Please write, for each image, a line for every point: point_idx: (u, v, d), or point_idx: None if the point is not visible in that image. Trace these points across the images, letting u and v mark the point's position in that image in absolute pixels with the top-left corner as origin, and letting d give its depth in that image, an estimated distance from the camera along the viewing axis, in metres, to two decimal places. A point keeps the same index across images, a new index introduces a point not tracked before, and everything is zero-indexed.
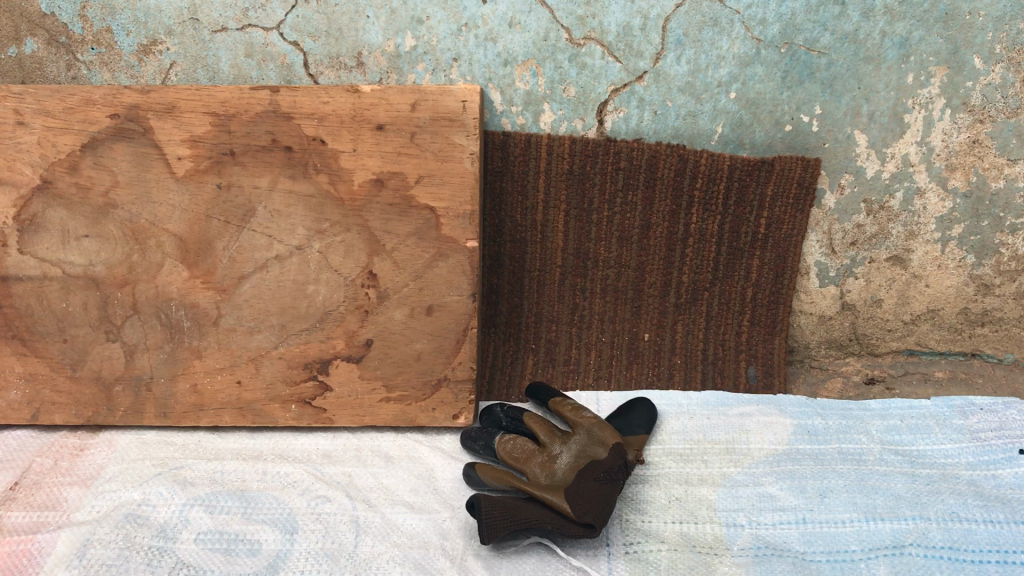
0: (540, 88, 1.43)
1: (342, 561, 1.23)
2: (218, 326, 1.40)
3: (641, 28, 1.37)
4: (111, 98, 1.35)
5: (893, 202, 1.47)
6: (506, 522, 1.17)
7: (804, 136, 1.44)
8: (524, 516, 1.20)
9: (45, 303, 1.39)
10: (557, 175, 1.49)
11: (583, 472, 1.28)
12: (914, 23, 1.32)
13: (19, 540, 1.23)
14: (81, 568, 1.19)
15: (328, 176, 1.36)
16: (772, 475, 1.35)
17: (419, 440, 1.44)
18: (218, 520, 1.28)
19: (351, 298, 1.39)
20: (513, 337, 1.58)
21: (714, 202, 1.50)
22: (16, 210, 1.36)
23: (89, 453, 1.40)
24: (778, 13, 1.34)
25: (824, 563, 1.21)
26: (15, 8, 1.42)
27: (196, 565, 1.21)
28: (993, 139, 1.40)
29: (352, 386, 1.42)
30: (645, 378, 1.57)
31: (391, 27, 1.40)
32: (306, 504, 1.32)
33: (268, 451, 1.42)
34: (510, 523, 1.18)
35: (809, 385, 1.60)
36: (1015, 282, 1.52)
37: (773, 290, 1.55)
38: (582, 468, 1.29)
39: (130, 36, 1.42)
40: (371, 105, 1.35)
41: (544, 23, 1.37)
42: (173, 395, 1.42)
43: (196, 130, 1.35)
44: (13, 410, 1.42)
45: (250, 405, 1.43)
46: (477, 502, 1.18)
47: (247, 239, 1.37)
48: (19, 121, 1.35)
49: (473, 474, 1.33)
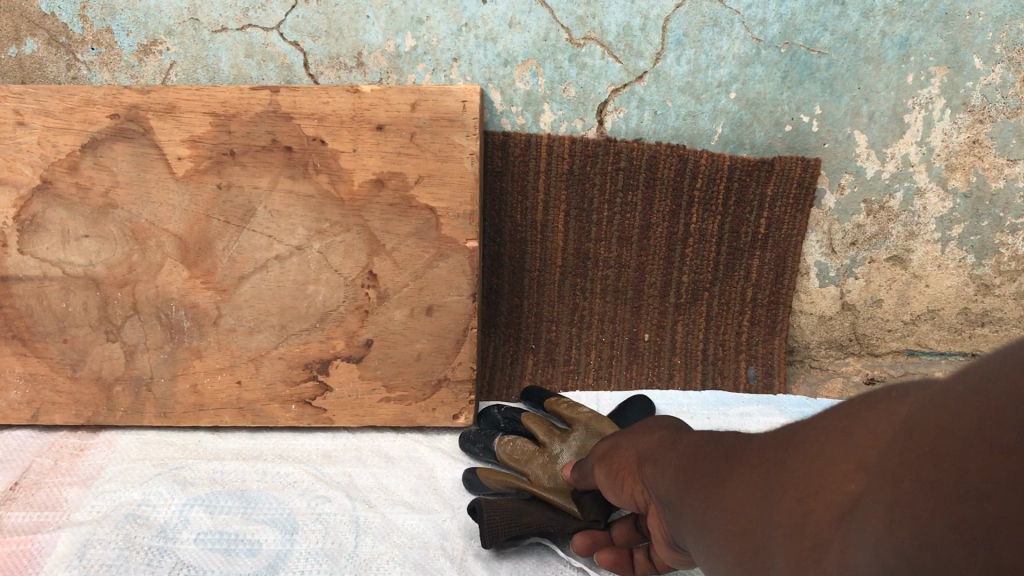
0: (541, 88, 1.43)
1: (342, 561, 1.23)
2: (218, 326, 1.40)
3: (641, 28, 1.37)
4: (111, 98, 1.35)
5: (893, 203, 1.47)
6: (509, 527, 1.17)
7: (804, 136, 1.44)
8: (526, 520, 1.19)
9: (45, 303, 1.38)
10: (557, 175, 1.49)
11: None
12: (914, 23, 1.33)
13: (18, 540, 1.23)
14: (81, 568, 1.19)
15: (328, 176, 1.36)
16: None
17: (418, 440, 1.45)
18: (217, 520, 1.28)
19: (351, 298, 1.39)
20: (513, 337, 1.58)
21: (714, 203, 1.50)
22: (16, 210, 1.36)
23: (89, 453, 1.40)
24: (778, 13, 1.34)
25: None
26: (14, 8, 1.41)
27: (196, 565, 1.20)
28: (993, 139, 1.40)
29: (352, 386, 1.42)
30: (645, 378, 1.57)
31: (391, 27, 1.40)
32: (306, 504, 1.32)
33: (268, 451, 1.42)
34: (511, 527, 1.17)
35: (809, 385, 1.61)
36: (1015, 282, 1.52)
37: (773, 290, 1.55)
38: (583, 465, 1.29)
39: (130, 36, 1.42)
40: (371, 105, 1.36)
41: (544, 23, 1.37)
42: (173, 395, 1.42)
43: (196, 130, 1.35)
44: (13, 410, 1.42)
45: (250, 405, 1.43)
46: (477, 505, 1.17)
47: (247, 240, 1.37)
48: (18, 121, 1.35)
49: (475, 479, 1.32)
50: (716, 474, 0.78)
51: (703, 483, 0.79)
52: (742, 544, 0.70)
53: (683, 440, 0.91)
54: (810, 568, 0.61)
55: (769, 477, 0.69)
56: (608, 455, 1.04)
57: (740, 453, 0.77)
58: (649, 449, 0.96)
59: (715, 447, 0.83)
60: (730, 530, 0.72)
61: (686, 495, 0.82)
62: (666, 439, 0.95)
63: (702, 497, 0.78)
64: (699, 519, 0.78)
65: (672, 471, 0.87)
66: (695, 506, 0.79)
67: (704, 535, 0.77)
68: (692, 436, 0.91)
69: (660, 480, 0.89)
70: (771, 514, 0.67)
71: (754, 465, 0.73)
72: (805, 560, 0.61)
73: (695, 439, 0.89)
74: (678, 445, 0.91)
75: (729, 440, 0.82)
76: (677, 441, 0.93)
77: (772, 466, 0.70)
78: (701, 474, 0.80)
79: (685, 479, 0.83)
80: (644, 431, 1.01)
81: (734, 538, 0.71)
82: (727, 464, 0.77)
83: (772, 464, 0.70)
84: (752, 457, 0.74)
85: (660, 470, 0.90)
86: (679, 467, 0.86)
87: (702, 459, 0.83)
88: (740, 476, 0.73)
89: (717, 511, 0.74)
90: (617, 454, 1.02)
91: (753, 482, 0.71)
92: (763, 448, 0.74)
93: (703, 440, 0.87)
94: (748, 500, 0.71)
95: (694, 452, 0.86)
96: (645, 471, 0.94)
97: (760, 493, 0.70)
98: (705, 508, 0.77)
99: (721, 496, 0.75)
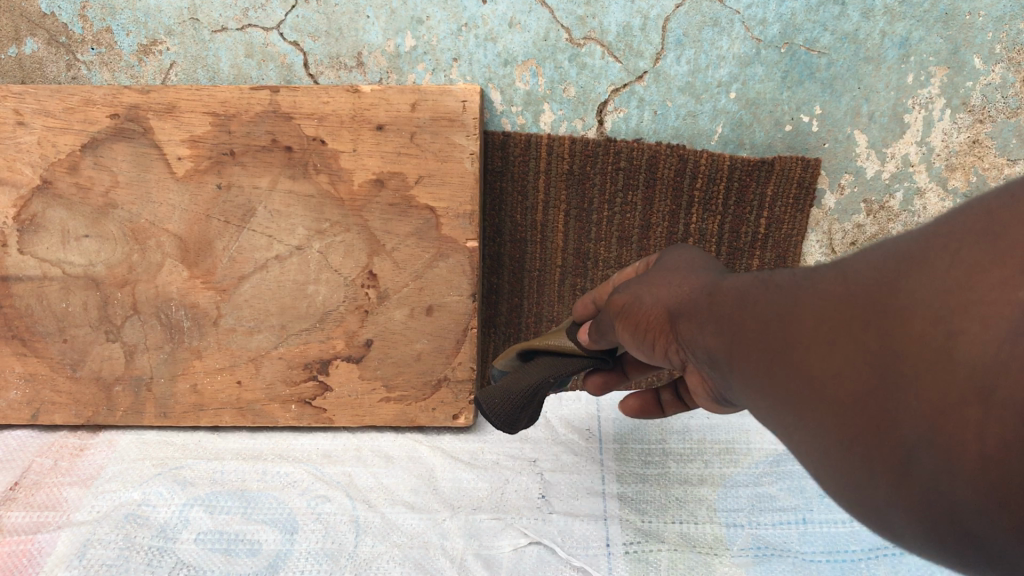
0: (541, 88, 1.43)
1: (342, 561, 1.26)
2: (218, 326, 1.40)
3: (641, 28, 1.37)
4: (111, 98, 1.35)
5: (892, 203, 1.47)
6: (520, 397, 1.11)
7: (804, 136, 1.44)
8: (525, 382, 1.11)
9: (45, 302, 1.38)
10: (557, 175, 1.49)
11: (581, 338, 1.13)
12: (914, 23, 1.32)
13: (19, 540, 1.25)
14: (82, 568, 1.23)
15: (328, 176, 1.37)
16: (772, 475, 1.36)
17: (418, 440, 1.43)
18: (218, 520, 1.30)
19: (351, 298, 1.39)
20: (513, 336, 1.60)
21: (714, 203, 1.50)
22: (16, 210, 1.36)
23: (88, 453, 1.40)
24: (779, 13, 1.34)
25: (824, 563, 1.24)
26: (14, 8, 1.41)
27: (196, 565, 1.24)
28: (993, 139, 1.39)
29: (352, 386, 1.42)
30: None
31: (391, 27, 1.39)
32: (306, 504, 1.33)
33: (268, 451, 1.41)
34: (510, 398, 1.11)
35: None
36: None
37: None
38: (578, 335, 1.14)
39: (130, 36, 1.42)
40: (371, 105, 1.36)
41: (544, 23, 1.37)
42: (173, 395, 1.41)
43: (196, 130, 1.35)
44: (13, 410, 1.41)
45: (251, 405, 1.42)
46: (481, 407, 1.12)
47: (247, 239, 1.37)
48: (18, 121, 1.35)
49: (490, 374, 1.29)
50: (797, 327, 0.61)
51: (766, 331, 0.65)
52: (858, 418, 0.55)
53: (723, 290, 0.76)
54: (913, 419, 0.51)
55: (848, 306, 0.58)
56: (624, 312, 0.89)
57: (792, 282, 0.67)
58: (679, 303, 0.81)
59: (767, 289, 0.69)
60: (825, 385, 0.58)
61: (741, 351, 0.68)
62: (698, 291, 0.80)
63: (764, 357, 0.65)
64: (756, 383, 0.66)
65: (711, 321, 0.74)
66: (777, 370, 0.63)
67: (785, 402, 0.62)
68: (732, 284, 0.76)
69: (706, 336, 0.74)
70: (847, 363, 0.56)
71: (816, 299, 0.62)
72: (892, 424, 0.53)
73: (735, 285, 0.75)
74: (721, 301, 0.74)
75: (778, 278, 0.70)
76: (715, 293, 0.77)
77: (844, 292, 0.59)
78: (761, 321, 0.66)
79: (738, 332, 0.69)
80: (664, 280, 0.87)
81: (809, 396, 0.59)
82: (778, 294, 0.67)
83: (856, 289, 0.58)
84: (838, 299, 0.59)
85: (705, 329, 0.75)
86: (723, 317, 0.72)
87: (750, 301, 0.70)
88: (796, 314, 0.63)
89: (794, 378, 0.61)
90: (637, 310, 0.86)
91: (834, 316, 0.58)
92: (870, 283, 0.57)
93: (749, 286, 0.72)
94: (841, 341, 0.57)
95: (740, 300, 0.71)
96: (681, 332, 0.79)
97: (861, 324, 0.56)
98: (771, 366, 0.64)
99: (792, 356, 0.61)
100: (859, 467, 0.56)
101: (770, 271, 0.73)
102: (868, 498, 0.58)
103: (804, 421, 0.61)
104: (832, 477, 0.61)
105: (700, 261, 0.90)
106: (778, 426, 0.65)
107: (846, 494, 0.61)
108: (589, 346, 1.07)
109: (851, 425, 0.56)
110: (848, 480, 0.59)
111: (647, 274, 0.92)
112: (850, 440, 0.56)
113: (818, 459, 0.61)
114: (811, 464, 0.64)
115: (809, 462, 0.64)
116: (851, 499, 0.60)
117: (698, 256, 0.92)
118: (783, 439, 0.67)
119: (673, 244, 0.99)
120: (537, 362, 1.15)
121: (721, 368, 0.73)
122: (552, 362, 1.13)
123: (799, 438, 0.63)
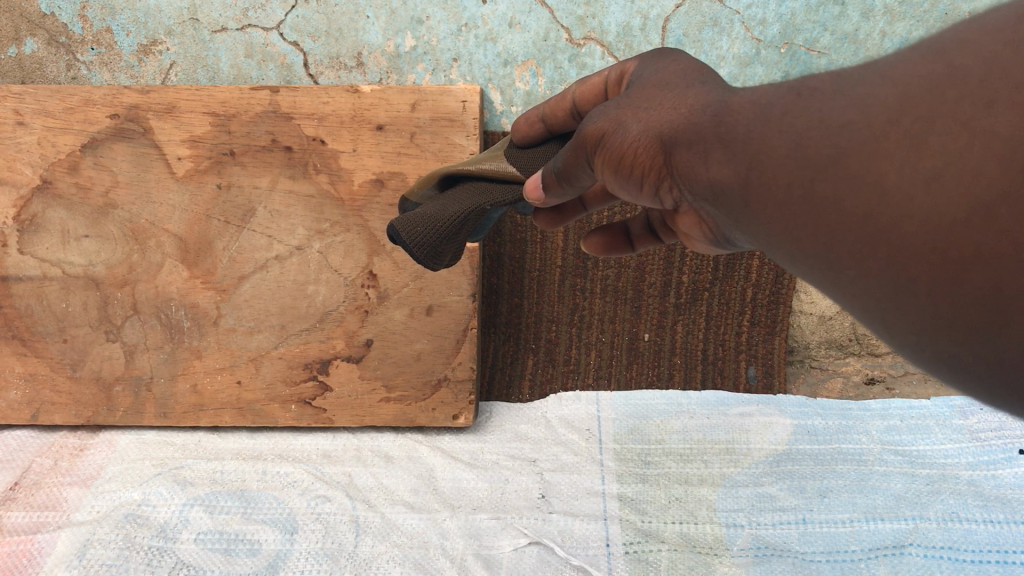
0: (541, 88, 1.43)
1: (342, 561, 1.27)
2: (218, 326, 1.39)
3: (641, 28, 1.39)
4: (112, 98, 1.36)
5: None
6: (448, 224, 0.96)
7: None
8: (455, 212, 0.97)
9: (45, 303, 1.38)
10: None
11: (520, 161, 0.99)
12: (914, 23, 1.34)
13: (18, 540, 1.26)
14: (81, 568, 1.23)
15: (328, 176, 1.37)
16: (772, 475, 1.36)
17: (419, 440, 1.42)
18: (217, 520, 1.30)
19: (351, 298, 1.38)
20: (513, 337, 1.54)
21: None
22: (16, 210, 1.36)
23: (88, 453, 1.39)
24: (778, 13, 1.35)
25: (824, 563, 1.24)
26: (15, 8, 1.42)
27: (196, 565, 1.24)
28: None
29: (352, 386, 1.40)
30: (645, 379, 1.52)
31: (391, 27, 1.41)
32: (306, 504, 1.33)
33: (268, 451, 1.40)
34: (435, 227, 0.96)
35: (809, 385, 1.56)
36: None
37: (772, 290, 1.50)
38: (516, 158, 1.00)
39: (129, 36, 1.43)
40: (371, 105, 1.37)
41: (544, 23, 1.39)
42: (172, 395, 1.40)
43: (196, 130, 1.36)
44: (13, 410, 1.40)
45: (250, 405, 1.40)
46: (399, 238, 0.95)
47: (248, 239, 1.37)
48: (19, 121, 1.36)
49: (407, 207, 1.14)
50: (851, 129, 0.52)
51: (810, 142, 0.55)
52: (949, 225, 0.46)
53: (733, 109, 0.64)
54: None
55: (946, 84, 0.48)
56: (603, 144, 0.75)
57: (845, 79, 0.56)
58: (676, 130, 0.69)
59: (803, 97, 0.58)
60: (902, 192, 0.48)
61: (769, 174, 0.58)
62: (702, 112, 0.68)
63: (809, 172, 0.55)
64: (798, 207, 0.56)
65: (732, 147, 0.62)
66: (824, 187, 0.54)
67: (839, 227, 0.53)
68: (746, 99, 0.64)
69: (711, 166, 0.65)
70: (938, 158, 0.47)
71: (888, 89, 0.52)
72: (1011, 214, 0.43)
73: (749, 100, 0.64)
74: (731, 121, 0.64)
75: (816, 83, 0.59)
76: (725, 113, 0.65)
77: (941, 69, 0.49)
78: (801, 131, 0.56)
79: (766, 154, 0.59)
80: (653, 101, 0.73)
81: (878, 209, 0.50)
82: (824, 98, 0.56)
83: (961, 63, 0.48)
84: (923, 80, 0.50)
85: (717, 155, 0.64)
86: (739, 139, 0.62)
87: (779, 112, 0.60)
88: (856, 113, 0.52)
89: (853, 190, 0.51)
90: (621, 140, 0.73)
91: (920, 103, 0.49)
92: (972, 54, 0.48)
93: (774, 99, 0.61)
94: (932, 130, 0.47)
95: (762, 115, 0.61)
96: (677, 163, 0.69)
97: (965, 104, 0.47)
98: (816, 183, 0.54)
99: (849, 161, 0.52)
100: (963, 300, 0.47)
101: (797, 79, 0.62)
102: (966, 349, 0.50)
103: (870, 248, 0.52)
104: (907, 319, 0.53)
105: (695, 72, 0.75)
106: (825, 262, 0.56)
107: (927, 341, 0.52)
108: (539, 203, 0.93)
109: (947, 245, 0.47)
110: (940, 319, 0.50)
111: (627, 94, 0.77)
112: (943, 264, 0.47)
113: (887, 296, 0.53)
114: (872, 306, 0.55)
115: (871, 306, 0.55)
116: (943, 353, 0.52)
117: (690, 65, 0.77)
118: (828, 285, 0.58)
119: (648, 55, 0.83)
120: (466, 190, 1.01)
121: (733, 202, 0.64)
122: (482, 189, 1.00)
123: (859, 274, 0.54)
